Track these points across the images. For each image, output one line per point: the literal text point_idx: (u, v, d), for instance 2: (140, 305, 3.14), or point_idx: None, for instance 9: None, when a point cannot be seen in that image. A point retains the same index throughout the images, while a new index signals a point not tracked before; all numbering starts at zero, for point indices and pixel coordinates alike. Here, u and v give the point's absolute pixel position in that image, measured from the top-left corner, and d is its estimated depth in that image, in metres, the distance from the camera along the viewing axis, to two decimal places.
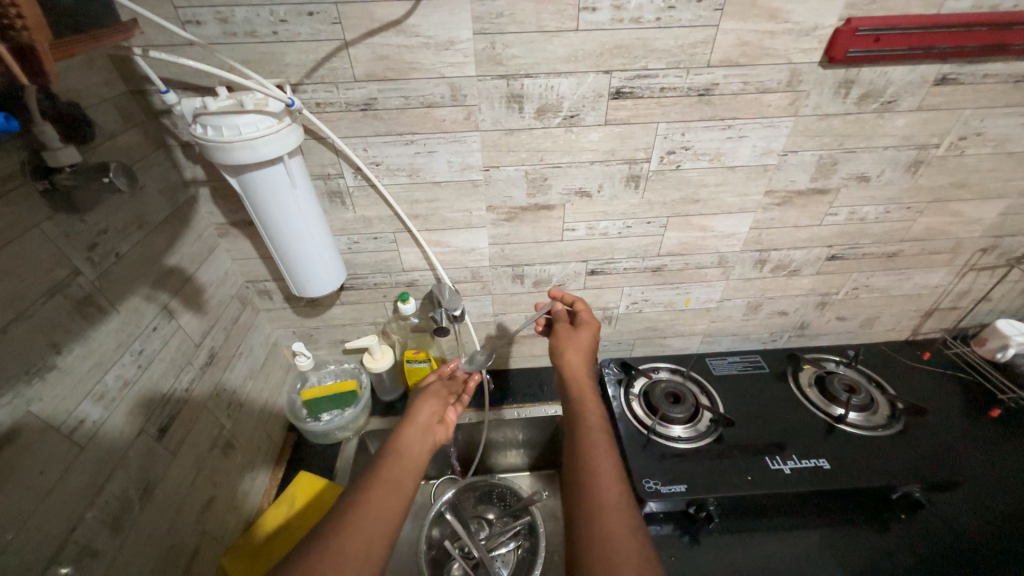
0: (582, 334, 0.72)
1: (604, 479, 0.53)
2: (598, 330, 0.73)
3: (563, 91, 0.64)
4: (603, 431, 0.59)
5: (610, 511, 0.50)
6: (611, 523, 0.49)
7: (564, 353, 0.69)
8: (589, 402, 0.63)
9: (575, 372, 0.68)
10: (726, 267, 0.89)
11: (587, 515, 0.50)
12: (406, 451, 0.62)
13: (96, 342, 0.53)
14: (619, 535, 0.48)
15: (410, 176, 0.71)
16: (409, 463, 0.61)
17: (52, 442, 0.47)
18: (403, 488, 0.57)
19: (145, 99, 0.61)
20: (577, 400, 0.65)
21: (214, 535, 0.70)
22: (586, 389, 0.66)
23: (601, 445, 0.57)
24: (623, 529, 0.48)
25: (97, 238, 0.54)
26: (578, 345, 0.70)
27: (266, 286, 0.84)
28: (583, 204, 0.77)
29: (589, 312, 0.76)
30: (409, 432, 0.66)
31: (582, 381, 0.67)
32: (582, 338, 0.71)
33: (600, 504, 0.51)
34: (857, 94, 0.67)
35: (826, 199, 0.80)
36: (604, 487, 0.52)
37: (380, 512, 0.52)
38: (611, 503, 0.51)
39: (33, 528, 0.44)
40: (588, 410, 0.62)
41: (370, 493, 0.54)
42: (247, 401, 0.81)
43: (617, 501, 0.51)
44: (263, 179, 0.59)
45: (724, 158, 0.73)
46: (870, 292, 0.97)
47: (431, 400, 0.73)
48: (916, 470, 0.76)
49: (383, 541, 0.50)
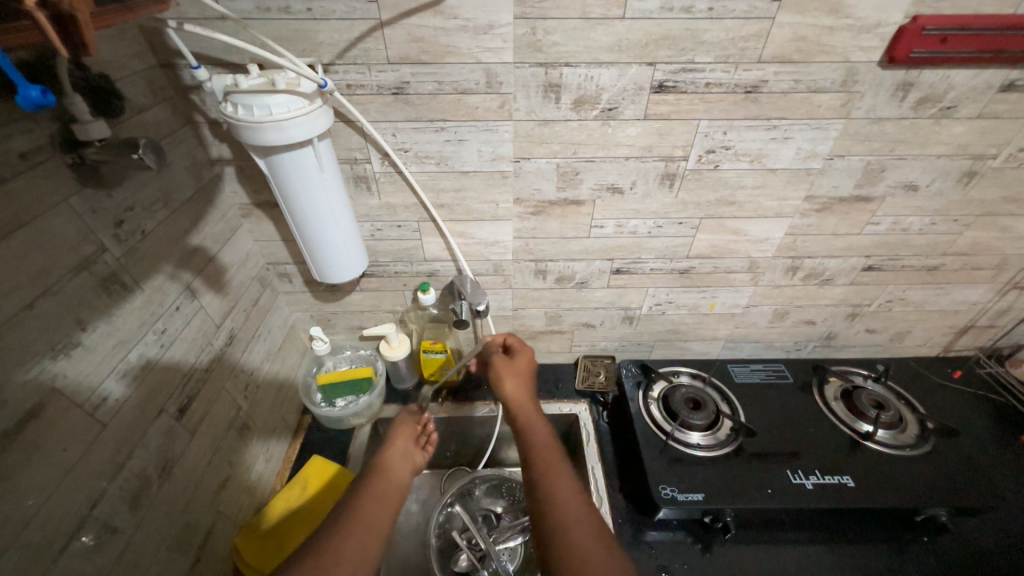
0: (519, 363, 0.74)
1: (565, 499, 0.52)
2: (534, 359, 0.76)
3: (603, 83, 0.61)
4: (554, 449, 0.59)
5: (576, 529, 0.49)
6: (576, 539, 0.48)
7: (503, 381, 0.70)
8: (534, 422, 0.63)
9: (517, 397, 0.69)
10: (756, 273, 0.86)
11: (553, 536, 0.49)
12: (384, 469, 0.62)
13: (121, 320, 0.52)
14: (587, 554, 0.47)
15: (438, 164, 0.69)
16: (387, 479, 0.60)
17: (76, 418, 0.46)
18: (388, 503, 0.56)
19: (174, 73, 0.60)
20: (525, 422, 0.64)
21: (229, 514, 0.71)
22: (531, 409, 0.66)
23: (553, 462, 0.57)
24: (591, 542, 0.48)
25: (124, 215, 0.53)
26: (516, 373, 0.72)
27: (286, 269, 0.83)
28: (614, 201, 0.74)
29: (520, 343, 0.78)
30: (387, 452, 0.65)
31: (524, 403, 0.68)
32: (521, 366, 0.74)
33: (565, 523, 0.50)
34: (915, 98, 0.63)
35: (869, 207, 0.76)
36: (566, 506, 0.51)
37: (369, 525, 0.52)
38: (576, 522, 0.50)
39: (55, 504, 0.44)
40: (536, 430, 0.62)
41: (360, 506, 0.54)
42: (264, 381, 0.81)
43: (581, 518, 0.50)
44: (292, 162, 0.58)
45: (766, 160, 0.69)
46: (904, 305, 0.93)
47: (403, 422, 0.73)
48: (943, 493, 0.74)
49: (374, 552, 0.50)
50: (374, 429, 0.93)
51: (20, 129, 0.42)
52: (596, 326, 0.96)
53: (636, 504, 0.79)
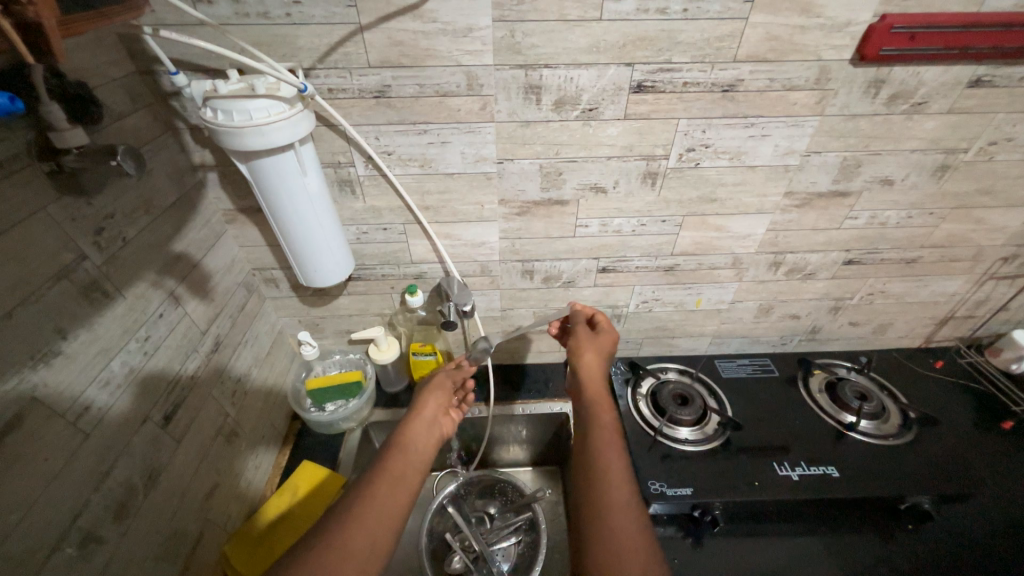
0: (601, 340, 0.72)
1: (613, 480, 0.51)
2: (618, 341, 0.73)
3: (583, 83, 0.62)
4: (614, 434, 0.58)
5: (620, 513, 0.49)
6: (617, 522, 0.48)
7: (582, 353, 0.69)
8: (602, 403, 0.62)
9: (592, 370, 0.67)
10: (740, 269, 0.87)
11: (597, 512, 0.49)
12: (413, 442, 0.61)
13: (102, 329, 0.52)
14: (626, 533, 0.47)
15: (422, 167, 0.69)
16: (414, 454, 0.60)
17: (58, 428, 0.46)
18: (409, 480, 0.56)
19: (154, 80, 0.59)
20: (593, 399, 0.63)
21: (218, 522, 0.70)
22: (601, 391, 0.65)
23: (611, 444, 0.56)
24: (631, 525, 0.48)
25: (104, 222, 0.53)
26: (595, 348, 0.71)
27: (273, 274, 0.83)
28: (598, 200, 0.75)
29: (607, 323, 0.76)
30: (418, 423, 0.65)
31: (597, 380, 0.67)
32: (603, 344, 0.71)
33: (608, 502, 0.50)
34: (887, 94, 0.65)
35: (847, 202, 0.78)
36: (615, 486, 0.51)
37: (384, 505, 0.52)
38: (620, 506, 0.49)
39: (36, 516, 0.43)
40: (601, 409, 0.61)
41: (377, 483, 0.54)
42: (252, 388, 0.81)
43: (627, 500, 0.50)
44: (274, 168, 0.58)
45: (745, 157, 0.71)
46: (885, 298, 0.95)
47: (439, 389, 0.73)
48: (926, 481, 0.75)
49: (386, 539, 0.49)
50: (365, 433, 0.93)
51: None
52: None
53: None
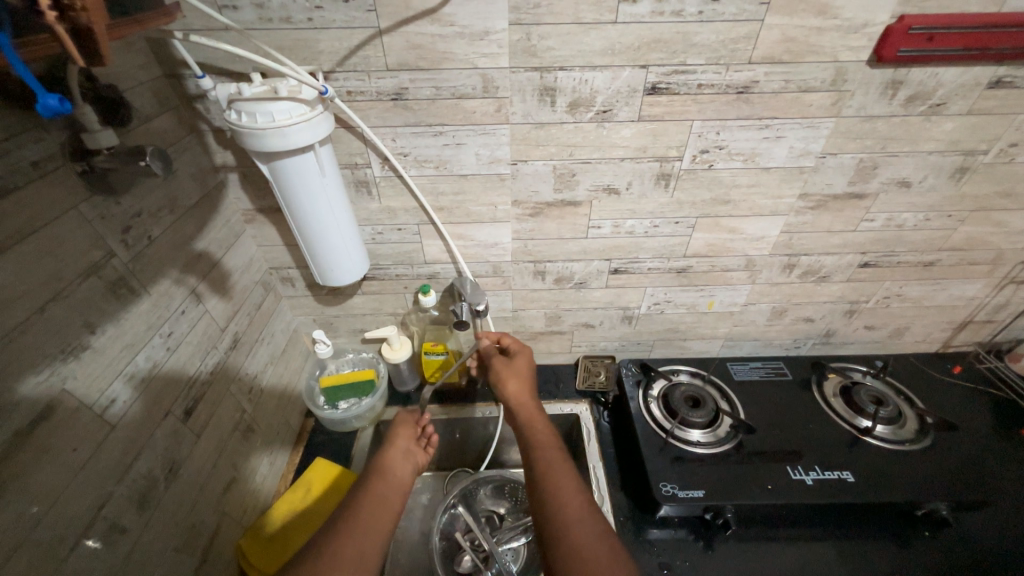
0: (516, 366, 0.76)
1: (566, 492, 0.53)
2: (532, 359, 0.78)
3: (597, 85, 0.62)
4: (555, 449, 0.60)
5: (578, 521, 0.50)
6: (579, 533, 0.49)
7: (505, 384, 0.72)
8: (536, 425, 0.65)
9: (519, 399, 0.71)
10: (753, 271, 0.87)
11: (554, 525, 0.50)
12: (385, 475, 0.62)
13: (128, 323, 0.54)
14: (588, 540, 0.48)
15: (437, 168, 0.70)
16: (386, 481, 0.61)
17: (86, 418, 0.48)
18: (388, 505, 0.57)
19: (179, 83, 0.61)
20: (526, 424, 0.66)
21: (234, 517, 0.71)
22: (533, 413, 0.68)
23: (554, 462, 0.58)
24: (593, 534, 0.49)
25: (131, 221, 0.54)
26: (517, 376, 0.74)
27: (289, 273, 0.85)
28: (611, 202, 0.75)
29: (518, 347, 0.80)
30: (390, 452, 0.66)
31: (525, 407, 0.69)
32: (519, 370, 0.75)
33: (565, 516, 0.51)
34: (905, 95, 0.64)
35: (863, 204, 0.77)
36: (567, 498, 0.53)
37: (366, 523, 0.53)
38: (576, 515, 0.51)
39: (64, 505, 0.45)
40: (538, 431, 0.64)
41: (357, 507, 0.55)
42: (268, 386, 0.82)
43: (580, 509, 0.52)
44: (294, 168, 0.59)
45: (760, 159, 0.70)
46: (901, 301, 0.94)
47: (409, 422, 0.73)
48: (944, 488, 0.74)
49: (374, 552, 0.50)
50: (377, 431, 0.94)
51: (33, 139, 0.44)
52: (596, 327, 0.97)
53: (638, 502, 0.79)
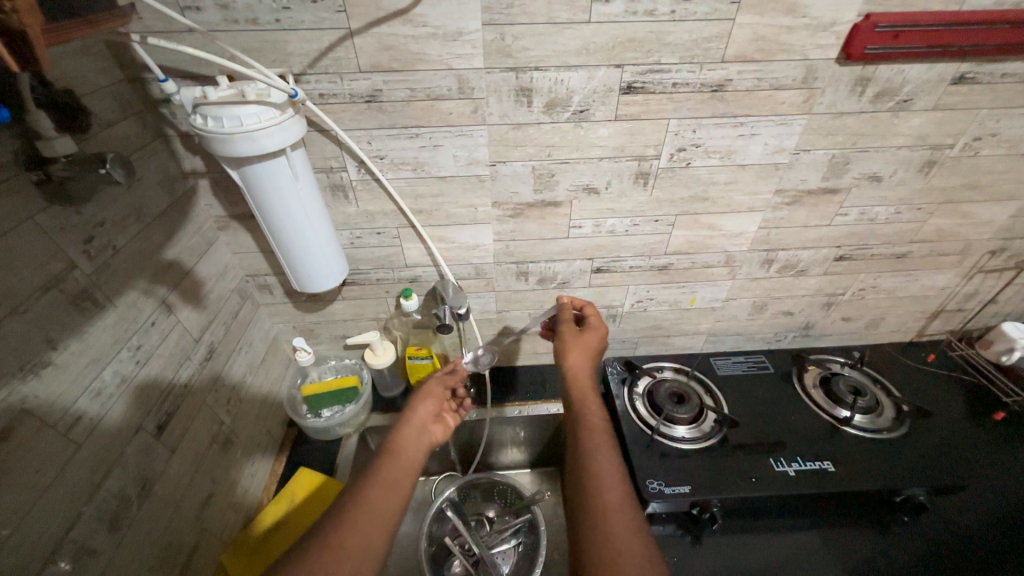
0: (587, 338, 0.71)
1: (608, 481, 0.52)
2: (605, 337, 0.73)
3: (573, 85, 0.62)
4: (605, 436, 0.58)
5: (612, 513, 0.49)
6: (612, 525, 0.48)
7: (569, 355, 0.69)
8: (591, 404, 0.63)
9: (578, 375, 0.67)
10: (733, 267, 0.88)
11: (591, 512, 0.49)
12: (405, 451, 0.60)
13: (92, 338, 0.51)
14: (622, 533, 0.47)
15: (415, 170, 0.69)
16: (406, 461, 0.59)
17: (49, 439, 0.46)
18: (401, 486, 0.55)
19: (142, 87, 0.59)
20: (581, 400, 0.64)
21: (213, 531, 0.69)
22: (588, 393, 0.65)
23: (602, 445, 0.57)
24: (628, 528, 0.48)
25: (94, 231, 0.52)
26: (582, 349, 0.70)
27: (266, 280, 0.83)
28: (591, 201, 0.75)
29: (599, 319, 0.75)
30: (411, 431, 0.64)
31: (582, 383, 0.66)
32: (587, 342, 0.71)
33: (603, 503, 0.50)
34: (873, 92, 0.66)
35: (837, 198, 0.78)
36: (607, 487, 0.52)
37: (379, 506, 0.52)
38: (612, 505, 0.50)
39: (29, 528, 0.43)
40: (591, 412, 0.61)
41: (373, 487, 0.54)
42: (247, 395, 0.80)
43: (620, 501, 0.50)
44: (265, 173, 0.58)
45: (736, 156, 0.71)
46: (877, 293, 0.96)
47: (433, 398, 0.71)
48: (921, 473, 0.76)
49: (382, 540, 0.49)
50: (363, 437, 0.93)
51: None
52: None
53: None
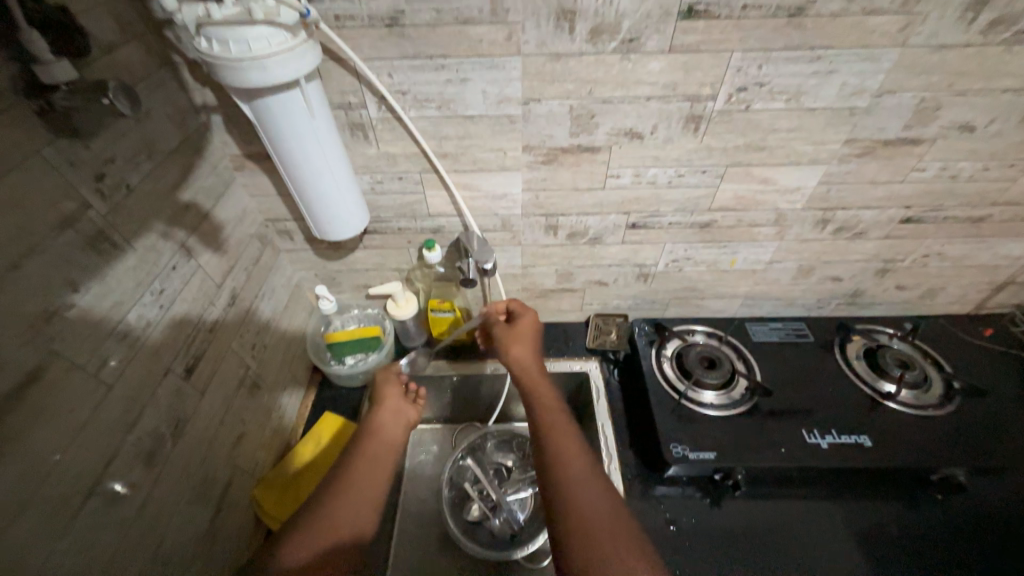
0: (522, 328, 0.73)
1: (569, 453, 0.55)
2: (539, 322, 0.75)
3: (624, 8, 0.53)
4: (560, 411, 0.62)
5: (578, 481, 0.52)
6: (580, 494, 0.51)
7: (510, 347, 0.71)
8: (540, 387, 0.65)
9: (523, 363, 0.69)
10: (783, 227, 0.80)
11: (558, 486, 0.52)
12: (380, 436, 0.64)
13: (115, 281, 0.50)
14: (592, 502, 0.50)
15: (440, 108, 0.63)
16: (381, 446, 0.63)
17: (80, 380, 0.46)
18: (381, 469, 0.60)
19: (143, 6, 0.54)
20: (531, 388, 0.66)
21: (246, 468, 0.72)
22: (536, 377, 0.67)
23: (558, 423, 0.59)
24: (596, 494, 0.51)
25: (105, 168, 0.50)
26: (520, 338, 0.72)
27: (286, 226, 0.80)
28: (633, 148, 0.68)
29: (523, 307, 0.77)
30: (381, 414, 0.68)
31: (530, 371, 0.68)
32: (525, 331, 0.73)
33: (569, 476, 0.53)
34: (988, 19, 0.54)
35: (917, 151, 0.69)
36: (570, 459, 0.54)
37: (363, 488, 0.56)
38: (578, 475, 0.53)
39: (70, 462, 0.44)
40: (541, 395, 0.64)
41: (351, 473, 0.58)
42: (272, 341, 0.80)
43: (584, 471, 0.53)
44: (279, 108, 0.53)
45: (805, 98, 0.62)
46: (940, 260, 0.87)
47: (392, 384, 0.74)
48: (965, 453, 0.72)
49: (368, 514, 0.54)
50: None
51: None
52: (609, 284, 0.92)
53: (646, 460, 0.79)
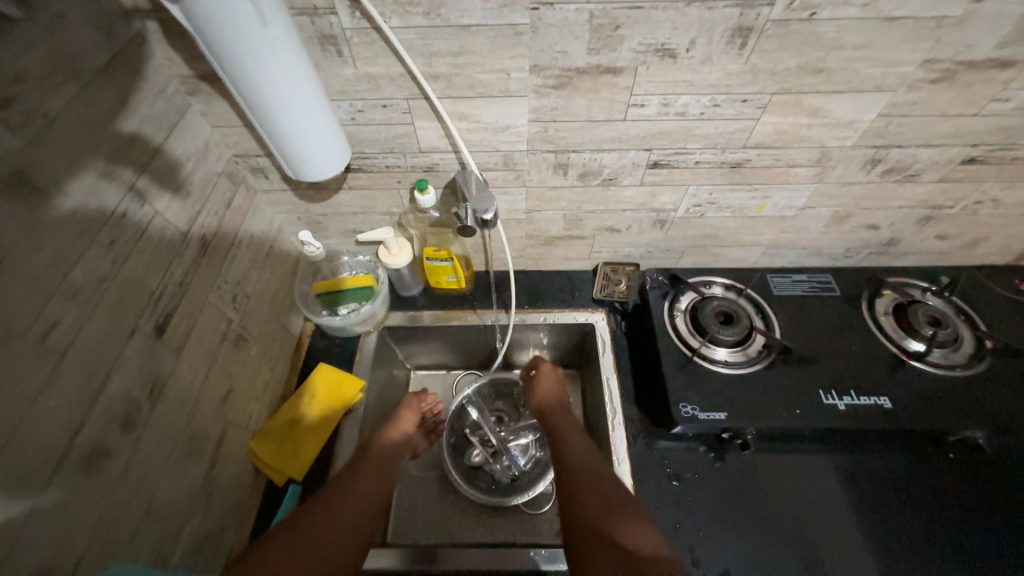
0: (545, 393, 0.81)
1: (581, 464, 0.63)
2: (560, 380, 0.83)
3: None
4: (580, 439, 0.68)
5: (585, 482, 0.60)
6: (583, 496, 0.58)
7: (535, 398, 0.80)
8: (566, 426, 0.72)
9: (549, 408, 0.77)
10: (825, 167, 0.70)
11: (567, 491, 0.60)
12: (389, 446, 0.74)
13: (48, 232, 0.42)
14: (590, 501, 0.57)
15: (427, 15, 0.51)
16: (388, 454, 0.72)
17: (21, 348, 0.40)
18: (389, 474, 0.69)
19: None
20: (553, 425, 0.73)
21: (239, 422, 0.70)
22: (560, 417, 0.74)
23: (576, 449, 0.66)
24: (597, 491, 0.58)
25: (9, 91, 0.40)
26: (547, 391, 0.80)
27: (258, 162, 0.70)
28: (662, 69, 0.56)
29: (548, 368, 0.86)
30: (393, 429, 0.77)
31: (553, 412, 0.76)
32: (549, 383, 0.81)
33: (574, 484, 0.60)
34: None
35: (1004, 76, 0.57)
36: (580, 477, 0.61)
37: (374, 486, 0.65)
38: (587, 481, 0.60)
39: (25, 437, 0.40)
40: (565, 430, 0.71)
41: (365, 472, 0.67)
42: (255, 292, 0.74)
43: (590, 477, 0.60)
44: (220, 16, 0.41)
45: (884, 4, 0.49)
46: (994, 208, 0.78)
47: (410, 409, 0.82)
48: (989, 415, 0.68)
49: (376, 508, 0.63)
50: (381, 335, 0.89)
51: None
52: (622, 231, 0.84)
53: (653, 416, 0.76)
